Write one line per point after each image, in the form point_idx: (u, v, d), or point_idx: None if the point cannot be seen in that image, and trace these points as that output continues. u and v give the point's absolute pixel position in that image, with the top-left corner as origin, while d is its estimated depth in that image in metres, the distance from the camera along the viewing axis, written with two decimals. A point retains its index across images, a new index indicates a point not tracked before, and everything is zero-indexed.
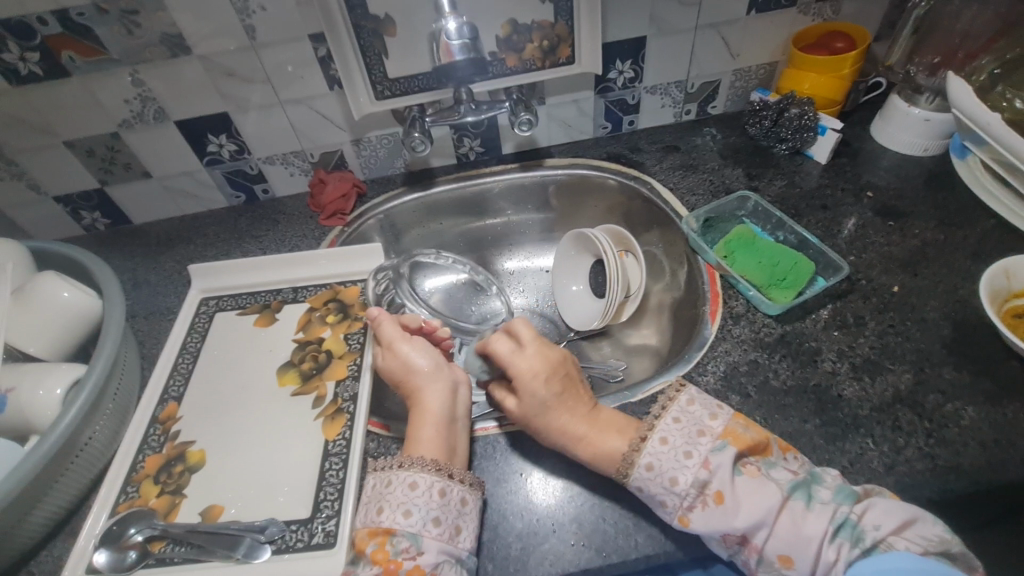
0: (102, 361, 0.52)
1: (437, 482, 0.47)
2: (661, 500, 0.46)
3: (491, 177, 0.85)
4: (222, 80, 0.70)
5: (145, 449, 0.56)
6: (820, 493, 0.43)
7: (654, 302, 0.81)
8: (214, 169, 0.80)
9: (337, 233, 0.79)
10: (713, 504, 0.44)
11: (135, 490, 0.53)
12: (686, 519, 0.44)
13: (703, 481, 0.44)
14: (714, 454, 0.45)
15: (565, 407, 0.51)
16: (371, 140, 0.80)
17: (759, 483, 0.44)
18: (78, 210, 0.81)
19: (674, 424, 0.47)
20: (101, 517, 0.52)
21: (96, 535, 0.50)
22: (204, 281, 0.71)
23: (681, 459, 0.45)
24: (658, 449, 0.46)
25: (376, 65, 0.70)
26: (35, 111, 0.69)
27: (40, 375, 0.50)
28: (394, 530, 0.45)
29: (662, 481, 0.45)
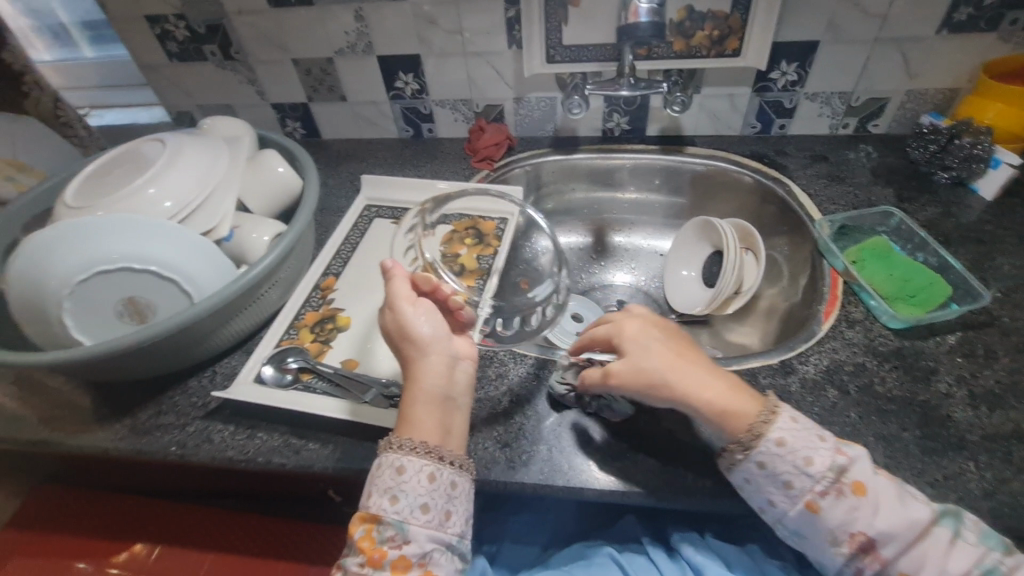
0: (300, 223, 0.65)
1: (427, 467, 0.49)
2: (787, 480, 0.47)
3: (630, 154, 0.90)
4: (424, 26, 0.82)
5: (308, 305, 0.70)
6: (965, 528, 0.45)
7: (764, 305, 0.80)
8: (395, 103, 0.93)
9: (483, 175, 0.88)
10: (849, 495, 0.46)
11: (295, 333, 0.66)
12: (814, 505, 0.47)
13: (836, 473, 0.46)
14: (850, 450, 0.48)
15: (689, 361, 0.52)
16: (531, 101, 0.88)
17: (898, 491, 0.46)
18: (286, 118, 0.98)
19: (803, 410, 0.50)
20: (269, 344, 0.65)
21: (265, 355, 0.63)
22: (371, 192, 0.85)
23: (815, 440, 0.48)
24: (791, 427, 0.49)
25: (554, 31, 0.78)
26: (280, 31, 0.85)
27: (256, 223, 0.65)
28: (379, 518, 0.48)
29: (791, 460, 0.47)
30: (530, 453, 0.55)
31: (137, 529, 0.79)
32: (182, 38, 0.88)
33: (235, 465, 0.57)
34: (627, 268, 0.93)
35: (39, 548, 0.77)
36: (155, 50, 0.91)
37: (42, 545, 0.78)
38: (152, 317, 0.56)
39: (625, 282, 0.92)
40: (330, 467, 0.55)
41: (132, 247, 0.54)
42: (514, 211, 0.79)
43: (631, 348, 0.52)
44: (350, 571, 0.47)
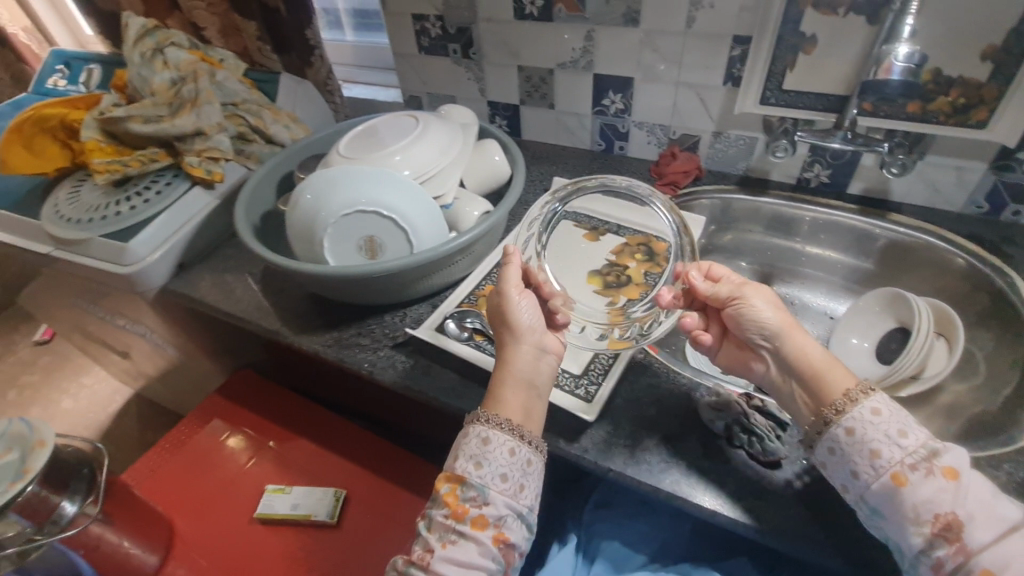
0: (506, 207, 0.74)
1: (509, 442, 0.54)
2: (874, 449, 0.51)
3: (823, 207, 0.87)
4: (646, 53, 0.87)
5: (489, 278, 0.79)
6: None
7: (945, 401, 0.72)
8: (596, 118, 1.00)
9: (665, 199, 0.91)
10: (940, 476, 0.48)
11: (475, 299, 0.75)
12: (901, 478, 0.49)
13: (928, 454, 0.49)
14: (948, 444, 0.51)
15: (798, 332, 0.57)
16: (730, 137, 0.90)
17: (991, 491, 0.48)
18: (496, 115, 1.11)
19: (887, 403, 0.52)
20: (453, 303, 0.75)
21: (449, 310, 0.73)
22: (558, 193, 0.92)
23: (909, 426, 0.51)
24: (886, 400, 0.53)
25: (777, 74, 0.79)
26: (516, 39, 0.97)
27: (471, 199, 0.75)
28: (464, 479, 0.53)
29: (888, 432, 0.51)
30: (667, 462, 0.58)
31: (304, 427, 0.95)
32: (435, 35, 1.04)
33: (410, 393, 0.67)
34: None
35: (233, 417, 0.96)
36: (411, 42, 1.08)
37: (235, 415, 0.96)
38: (384, 257, 0.69)
39: None
40: None
41: (387, 198, 0.66)
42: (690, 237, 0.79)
43: (749, 311, 0.58)
44: (436, 521, 0.53)
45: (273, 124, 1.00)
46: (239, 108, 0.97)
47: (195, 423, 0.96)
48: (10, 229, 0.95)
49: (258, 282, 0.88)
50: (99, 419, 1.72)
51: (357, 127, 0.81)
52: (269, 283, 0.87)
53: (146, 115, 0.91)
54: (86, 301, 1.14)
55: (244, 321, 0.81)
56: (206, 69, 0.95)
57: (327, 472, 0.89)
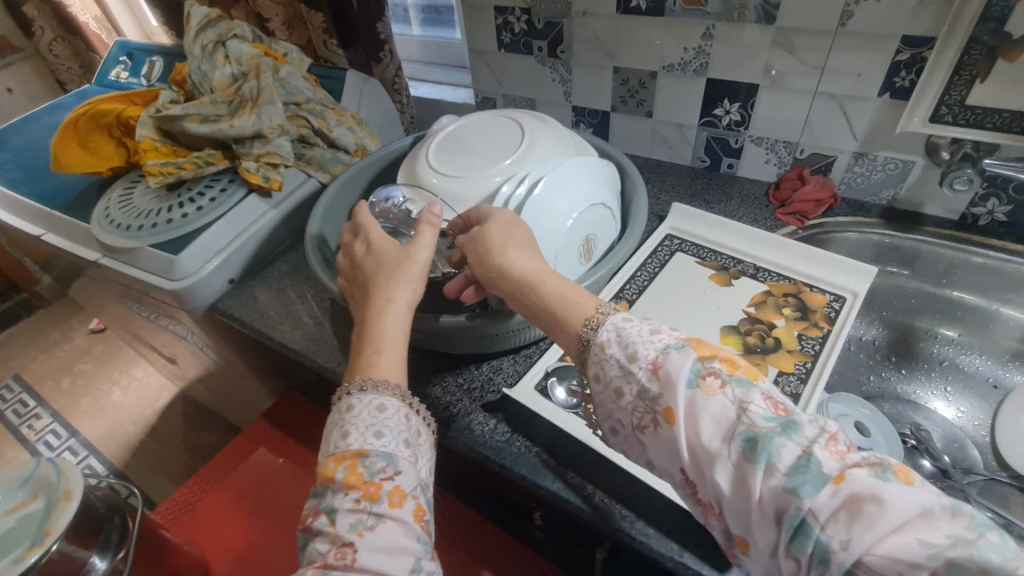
0: (629, 241, 0.60)
1: (403, 408, 0.47)
2: (618, 416, 0.43)
3: (999, 252, 0.70)
4: (778, 55, 0.73)
5: None
6: (780, 454, 0.34)
7: None
8: (703, 130, 0.86)
9: (789, 231, 0.76)
10: (664, 424, 0.39)
11: None
12: (641, 442, 0.42)
13: (651, 393, 0.40)
14: (664, 366, 0.40)
15: (523, 253, 0.50)
16: (876, 159, 0.74)
17: (715, 404, 0.37)
18: (580, 122, 0.98)
19: (618, 335, 0.43)
20: (553, 357, 0.62)
21: (549, 367, 0.61)
22: (675, 220, 0.77)
23: (625, 367, 0.42)
24: (617, 335, 0.43)
25: (959, 85, 0.63)
26: (615, 36, 0.84)
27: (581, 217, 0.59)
28: (365, 451, 0.43)
29: (618, 361, 0.43)
30: None
31: None
32: (518, 30, 0.92)
33: (489, 465, 0.56)
34: (943, 389, 0.74)
35: (279, 445, 0.87)
36: (490, 38, 0.96)
37: (283, 444, 0.88)
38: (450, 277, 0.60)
39: (944, 410, 0.72)
40: (586, 512, 0.51)
41: None
42: (857, 291, 0.64)
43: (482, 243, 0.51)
44: (340, 513, 0.41)
45: (337, 126, 0.90)
46: (302, 108, 0.88)
47: (240, 451, 0.88)
48: (62, 232, 0.89)
49: (314, 307, 0.78)
50: (146, 415, 1.69)
51: (449, 125, 0.69)
52: (328, 310, 0.78)
53: (204, 114, 0.83)
54: (137, 305, 1.08)
55: (300, 356, 0.72)
56: (270, 64, 0.86)
57: None
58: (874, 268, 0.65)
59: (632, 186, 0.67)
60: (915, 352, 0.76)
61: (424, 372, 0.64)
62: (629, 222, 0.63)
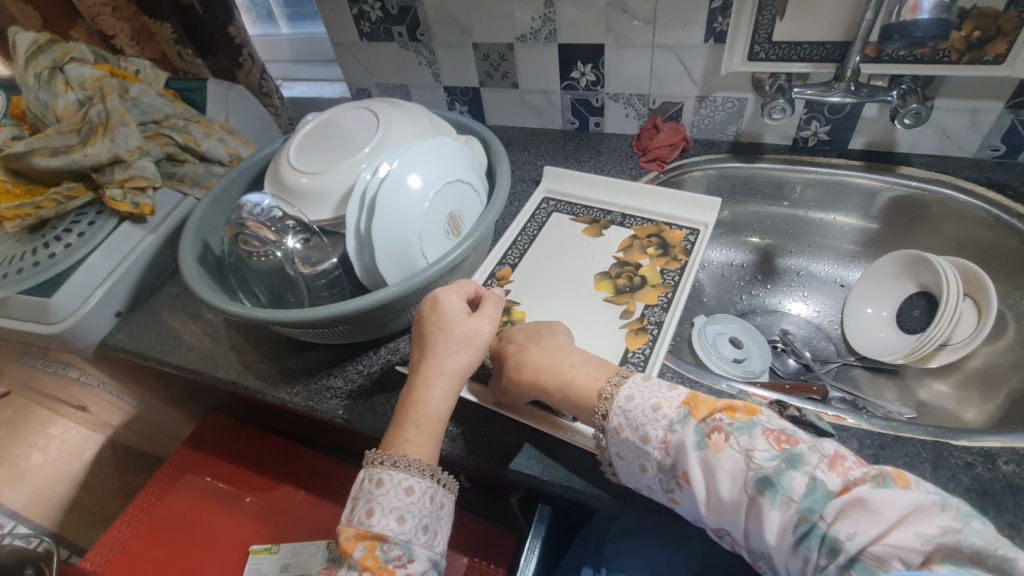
0: (493, 212, 0.63)
1: (429, 489, 0.48)
2: (642, 465, 0.46)
3: (825, 168, 0.79)
4: (614, 15, 0.77)
5: None
6: (792, 486, 0.38)
7: (980, 365, 0.67)
8: (566, 94, 0.90)
9: (652, 177, 0.83)
10: (685, 486, 0.43)
11: None
12: (672, 501, 0.45)
13: (665, 465, 0.44)
14: (672, 437, 0.44)
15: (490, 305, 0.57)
16: (716, 100, 0.81)
17: (718, 456, 0.41)
18: (455, 102, 1.00)
19: (641, 397, 0.47)
20: None
21: None
22: (550, 183, 0.82)
23: (639, 446, 0.46)
24: (636, 395, 0.47)
25: (765, 25, 0.70)
26: (466, 14, 0.86)
27: (446, 195, 0.61)
28: (384, 536, 0.45)
29: (633, 442, 0.46)
30: None
31: (289, 472, 0.87)
32: (376, 18, 0.93)
33: None
34: (800, 294, 0.84)
35: (207, 467, 0.87)
36: (350, 29, 0.96)
37: (210, 465, 0.88)
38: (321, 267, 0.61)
39: (798, 312, 0.83)
40: (484, 462, 0.55)
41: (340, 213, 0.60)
42: (707, 223, 0.71)
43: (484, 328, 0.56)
44: None
45: (205, 139, 0.88)
46: (162, 126, 0.85)
47: (165, 481, 0.86)
48: None
49: (210, 325, 0.78)
50: (72, 471, 1.59)
51: (310, 122, 0.70)
52: (223, 325, 0.77)
53: (53, 146, 0.79)
54: (29, 357, 1.02)
55: (199, 375, 0.71)
56: (115, 85, 0.82)
57: (318, 519, 0.81)
58: (719, 198, 0.72)
59: (495, 153, 0.71)
60: (777, 269, 0.86)
61: (323, 366, 0.66)
62: (493, 192, 0.67)
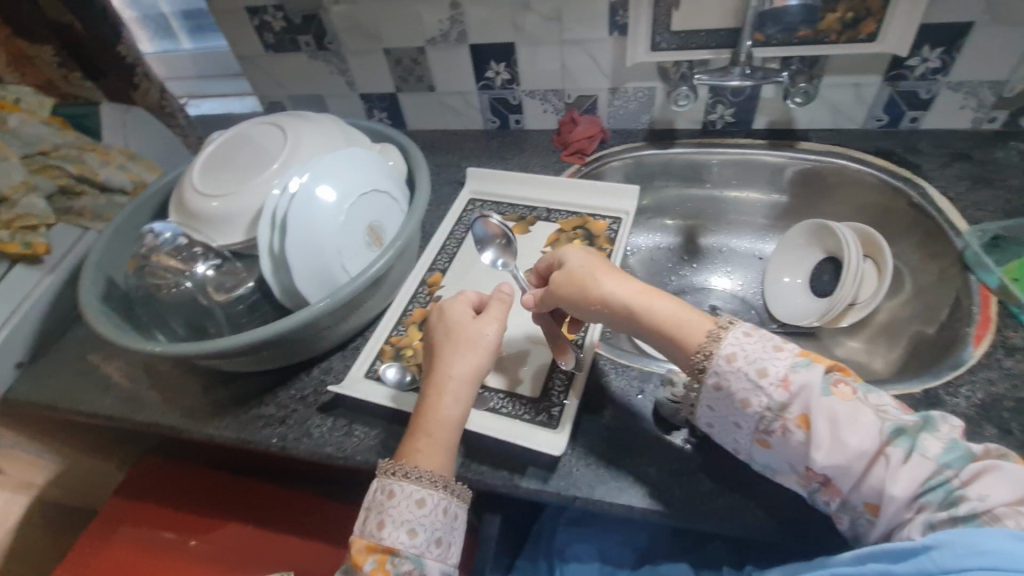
0: (413, 220, 0.62)
1: (440, 500, 0.48)
2: (744, 399, 0.46)
3: (734, 148, 0.83)
4: (521, 14, 0.78)
5: (415, 302, 0.69)
6: (927, 447, 0.41)
7: (884, 319, 0.73)
8: (483, 94, 0.90)
9: (574, 170, 0.84)
10: (798, 428, 0.44)
11: (405, 330, 0.66)
12: (763, 442, 0.46)
13: (779, 404, 0.45)
14: (796, 377, 0.45)
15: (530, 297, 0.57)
16: (627, 91, 0.83)
17: (849, 407, 0.43)
18: (372, 109, 0.98)
19: (742, 340, 0.47)
20: (379, 342, 0.64)
21: (376, 352, 0.63)
22: (475, 184, 0.81)
23: (750, 379, 0.46)
24: (742, 341, 0.47)
25: (663, 16, 0.72)
26: (373, 19, 0.84)
27: (364, 206, 0.60)
28: (395, 550, 0.46)
29: (744, 374, 0.46)
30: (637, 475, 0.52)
31: (231, 509, 0.82)
32: (279, 28, 0.89)
33: (334, 462, 0.57)
34: (724, 270, 0.87)
35: (141, 515, 0.82)
36: (253, 41, 0.92)
37: (145, 512, 0.82)
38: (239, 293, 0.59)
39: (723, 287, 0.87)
40: None
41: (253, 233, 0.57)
42: (628, 210, 0.73)
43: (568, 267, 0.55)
44: None
45: (102, 167, 0.82)
46: (50, 156, 0.79)
47: (95, 537, 0.80)
48: None
49: (125, 366, 0.72)
50: None
51: (213, 141, 0.66)
52: (140, 364, 0.72)
53: None
54: None
55: (117, 420, 0.66)
56: None
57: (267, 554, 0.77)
58: (636, 186, 0.74)
59: (412, 158, 0.70)
60: (701, 249, 0.89)
61: (252, 395, 0.63)
62: (414, 200, 0.66)
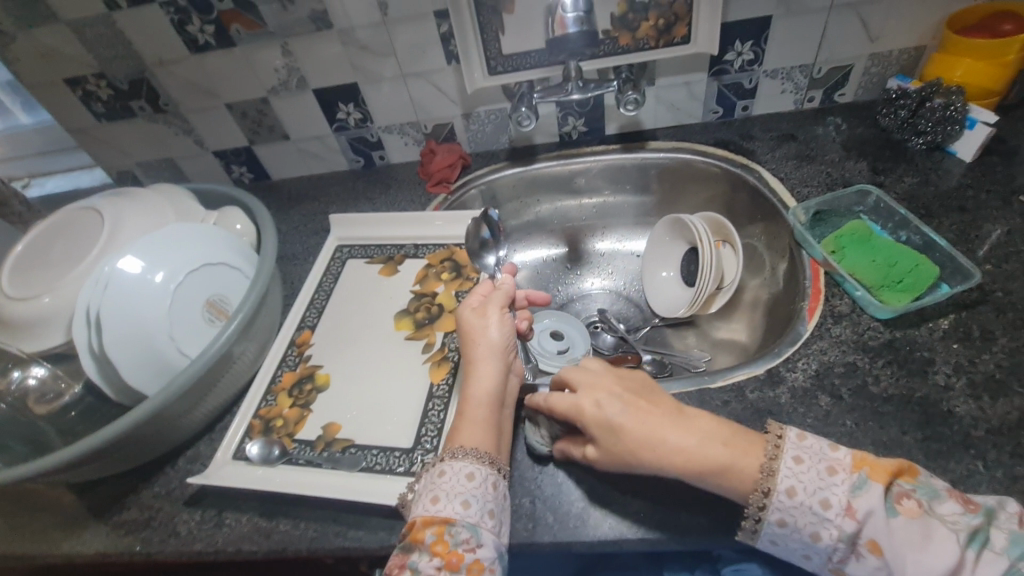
0: (258, 287, 0.60)
1: (490, 475, 0.48)
2: (813, 534, 0.40)
3: (591, 156, 0.85)
4: (357, 54, 0.77)
5: (284, 366, 0.65)
6: (992, 541, 0.36)
7: (749, 297, 0.76)
8: (340, 135, 0.88)
9: (441, 200, 0.84)
10: (871, 555, 0.38)
11: (274, 399, 0.62)
12: (840, 572, 0.40)
13: (848, 534, 0.39)
14: (859, 504, 0.39)
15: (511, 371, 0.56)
16: (480, 115, 0.84)
17: (919, 525, 0.38)
18: (230, 165, 0.94)
19: (797, 464, 0.41)
20: (246, 417, 0.61)
21: (241, 430, 0.60)
22: (341, 230, 0.80)
23: (817, 511, 0.40)
24: (795, 470, 0.41)
25: (492, 41, 0.74)
26: (207, 77, 0.81)
27: (198, 283, 0.57)
28: (453, 519, 0.44)
29: (807, 508, 0.40)
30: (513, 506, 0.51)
31: None
32: (106, 97, 0.84)
33: (205, 557, 0.53)
34: (604, 272, 0.90)
35: None
36: (81, 112, 0.86)
37: None
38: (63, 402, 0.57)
39: (606, 289, 0.89)
40: (304, 547, 0.52)
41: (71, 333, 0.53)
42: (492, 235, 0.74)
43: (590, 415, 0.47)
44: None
45: None
46: None
47: None
48: None
49: None
50: None
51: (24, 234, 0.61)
52: None
53: None
54: None
55: None
56: None
57: None
58: (496, 210, 0.75)
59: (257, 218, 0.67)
60: (581, 256, 0.91)
61: (110, 502, 0.58)
62: (259, 264, 0.63)
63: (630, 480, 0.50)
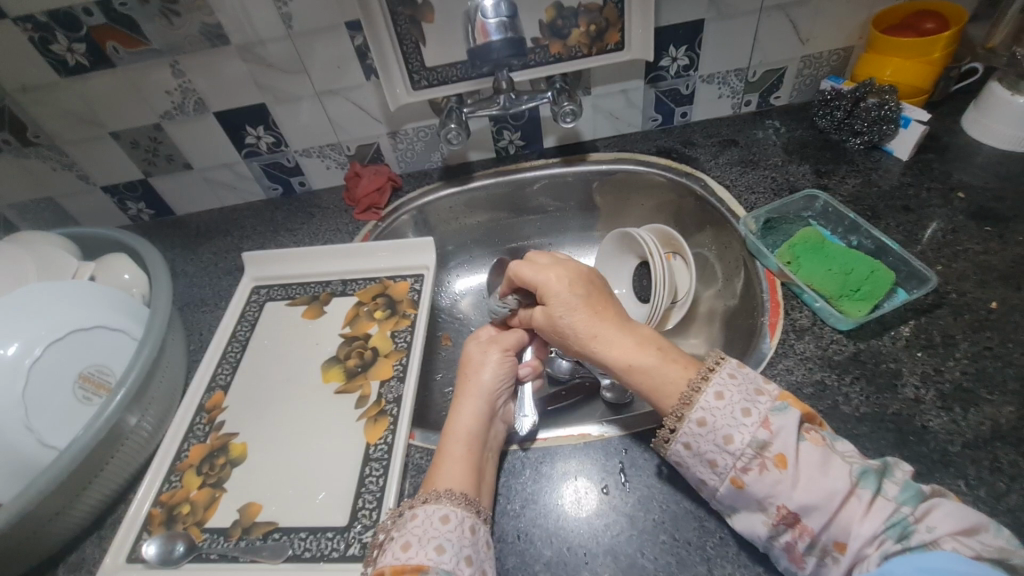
0: (147, 349, 0.51)
1: (468, 517, 0.41)
2: (727, 435, 0.40)
3: (532, 171, 0.80)
4: (261, 72, 0.69)
5: (190, 438, 0.55)
6: (886, 489, 0.36)
7: (704, 310, 0.72)
8: (252, 162, 0.79)
9: (371, 228, 0.77)
10: (775, 468, 0.38)
11: (178, 480, 0.52)
12: (738, 481, 0.39)
13: (759, 444, 0.39)
14: (777, 419, 0.39)
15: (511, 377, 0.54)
16: (408, 133, 0.77)
17: (823, 454, 0.38)
18: (124, 200, 0.83)
19: (729, 380, 0.41)
20: (143, 504, 0.51)
21: (136, 523, 0.49)
22: (257, 269, 0.70)
23: (737, 416, 0.40)
24: (712, 405, 0.41)
25: (413, 54, 0.67)
26: (82, 103, 0.70)
27: (68, 351, 0.48)
28: (425, 567, 0.37)
29: (729, 412, 0.40)
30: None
31: None
32: None
33: None
34: None
35: None
36: None
37: None
38: None
39: None
40: None
41: None
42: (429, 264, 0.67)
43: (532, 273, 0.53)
44: None
45: None
46: None
47: None
48: None
49: None
50: None
51: None
52: None
53: None
54: None
55: None
56: None
57: None
58: (431, 237, 0.68)
59: (149, 266, 0.58)
60: None
61: None
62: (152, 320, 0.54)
63: (600, 541, 0.44)
